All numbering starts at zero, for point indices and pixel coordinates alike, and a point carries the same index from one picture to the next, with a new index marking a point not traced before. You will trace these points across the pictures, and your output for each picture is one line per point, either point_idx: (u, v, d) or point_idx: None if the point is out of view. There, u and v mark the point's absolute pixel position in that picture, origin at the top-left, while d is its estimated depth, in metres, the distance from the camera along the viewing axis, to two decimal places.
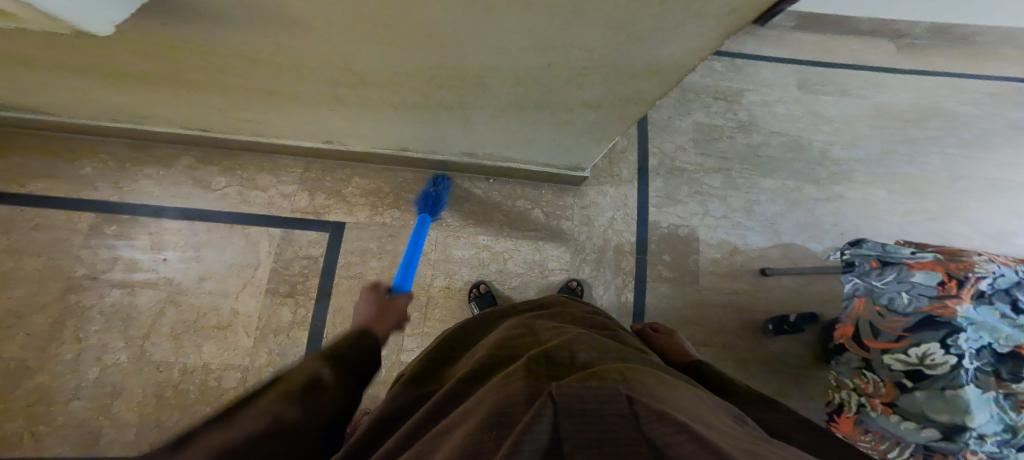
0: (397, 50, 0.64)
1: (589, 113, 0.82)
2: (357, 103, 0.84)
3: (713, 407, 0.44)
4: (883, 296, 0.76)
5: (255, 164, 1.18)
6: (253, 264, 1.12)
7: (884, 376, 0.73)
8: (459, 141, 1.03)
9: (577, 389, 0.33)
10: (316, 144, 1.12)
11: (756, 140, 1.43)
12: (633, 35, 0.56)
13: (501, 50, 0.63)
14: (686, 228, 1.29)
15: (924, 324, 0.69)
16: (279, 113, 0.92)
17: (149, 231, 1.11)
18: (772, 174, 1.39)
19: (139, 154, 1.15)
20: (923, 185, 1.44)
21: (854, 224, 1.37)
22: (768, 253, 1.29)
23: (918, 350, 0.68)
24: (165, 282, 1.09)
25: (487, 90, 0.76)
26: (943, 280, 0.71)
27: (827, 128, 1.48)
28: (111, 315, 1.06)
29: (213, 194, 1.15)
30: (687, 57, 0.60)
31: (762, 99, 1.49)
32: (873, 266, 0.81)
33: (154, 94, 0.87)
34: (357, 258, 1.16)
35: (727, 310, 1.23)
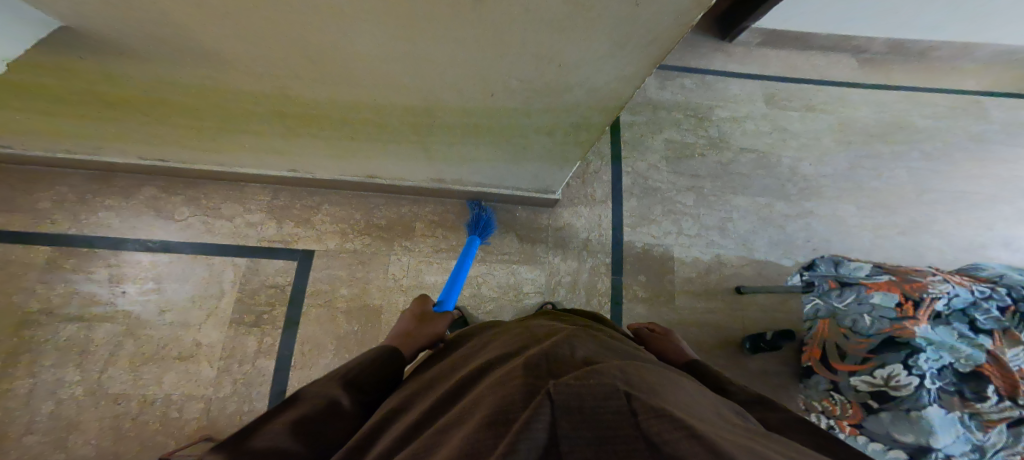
0: (341, 82, 0.65)
1: (544, 141, 0.82)
2: (309, 135, 0.84)
3: (716, 408, 0.47)
4: (846, 317, 0.82)
5: (220, 192, 1.17)
6: (216, 295, 1.10)
7: (851, 397, 0.81)
8: (425, 170, 1.02)
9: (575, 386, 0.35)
10: (282, 173, 1.11)
11: (727, 157, 1.44)
12: (566, 63, 0.57)
13: (450, 86, 0.65)
14: (661, 248, 1.28)
15: (887, 345, 0.75)
16: (238, 144, 0.91)
17: (109, 264, 1.09)
18: (744, 191, 1.39)
19: (100, 185, 1.13)
20: (894, 199, 1.45)
21: (828, 239, 1.37)
22: (743, 271, 1.29)
23: (884, 372, 0.75)
24: (124, 315, 1.06)
25: (438, 120, 0.76)
26: (900, 301, 0.77)
27: (797, 143, 1.49)
28: (68, 349, 1.02)
29: (176, 225, 1.14)
30: (623, 84, 0.62)
31: (731, 115, 1.50)
32: (832, 286, 0.88)
33: (107, 127, 0.86)
34: (324, 286, 1.13)
35: (704, 329, 1.21)
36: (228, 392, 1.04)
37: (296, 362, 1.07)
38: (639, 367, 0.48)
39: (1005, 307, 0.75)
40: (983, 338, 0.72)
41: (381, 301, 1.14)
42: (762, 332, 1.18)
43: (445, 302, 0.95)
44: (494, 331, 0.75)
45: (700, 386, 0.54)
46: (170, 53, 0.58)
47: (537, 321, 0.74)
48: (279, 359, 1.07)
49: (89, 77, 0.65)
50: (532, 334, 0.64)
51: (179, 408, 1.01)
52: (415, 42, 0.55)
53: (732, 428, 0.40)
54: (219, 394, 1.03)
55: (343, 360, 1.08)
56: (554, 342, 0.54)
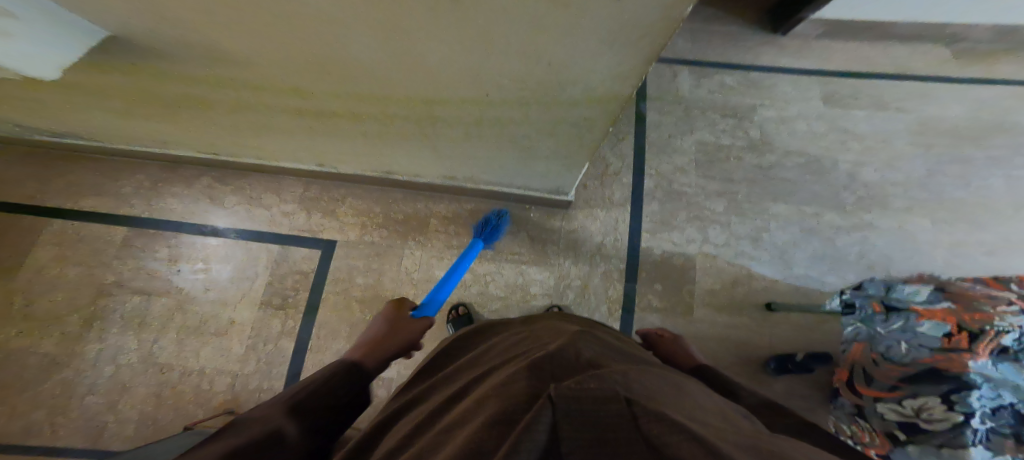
0: (343, 79, 0.67)
1: (547, 141, 0.82)
2: (327, 131, 0.89)
3: (725, 416, 0.44)
4: (882, 343, 0.75)
5: (261, 183, 1.26)
6: (251, 278, 1.18)
7: (876, 425, 0.75)
8: (435, 166, 1.06)
9: (576, 390, 0.32)
10: (311, 167, 1.18)
11: (768, 161, 1.34)
12: (555, 62, 0.56)
13: (447, 87, 0.66)
14: (682, 256, 1.22)
15: (923, 377, 0.69)
16: (272, 139, 0.98)
17: (170, 244, 1.20)
18: (787, 199, 1.30)
19: (169, 175, 1.25)
20: (978, 213, 1.29)
21: (888, 254, 1.25)
22: (777, 285, 1.20)
23: (914, 403, 0.69)
24: (174, 292, 1.16)
25: (439, 120, 0.78)
26: (952, 332, 0.69)
27: (859, 145, 1.37)
28: (129, 318, 1.14)
29: (225, 212, 1.23)
30: (618, 84, 0.59)
31: (779, 115, 1.40)
32: (877, 310, 0.78)
33: (160, 120, 0.94)
34: (343, 275, 1.19)
35: (724, 345, 1.15)
36: (252, 369, 1.12)
37: (313, 345, 1.13)
38: (644, 374, 0.45)
39: None
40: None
41: (393, 292, 1.18)
42: (791, 353, 1.11)
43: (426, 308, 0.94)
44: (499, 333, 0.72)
45: (700, 390, 0.51)
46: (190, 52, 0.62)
47: (542, 322, 0.72)
48: (299, 341, 1.14)
49: (126, 72, 0.71)
50: (530, 337, 0.62)
51: (210, 380, 1.10)
52: (404, 44, 0.56)
53: (742, 433, 0.37)
54: (244, 370, 1.11)
55: None
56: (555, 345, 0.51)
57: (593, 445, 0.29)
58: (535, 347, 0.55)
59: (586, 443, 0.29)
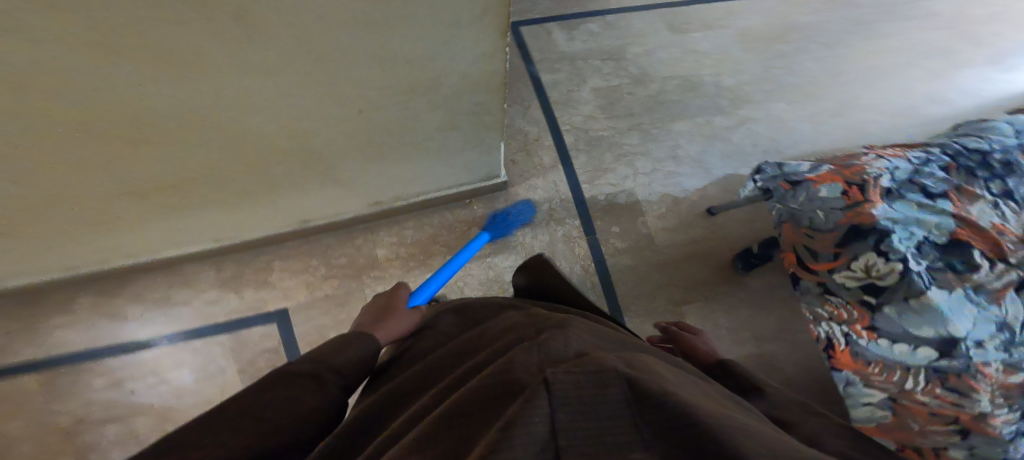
0: (190, 124, 0.60)
1: (452, 137, 0.80)
2: (203, 195, 0.80)
3: (732, 403, 0.40)
4: (803, 217, 0.75)
5: (158, 279, 1.11)
6: (219, 371, 1.07)
7: (846, 298, 0.71)
8: (352, 198, 1.01)
9: (576, 378, 0.29)
10: (209, 245, 1.09)
11: (654, 89, 1.35)
12: (415, 56, 0.55)
13: (301, 107, 0.62)
14: (624, 194, 1.23)
15: (852, 236, 0.70)
16: (155, 227, 0.87)
17: (102, 371, 1.04)
18: (682, 116, 1.32)
19: (34, 305, 1.05)
20: (810, 89, 1.40)
21: (773, 139, 1.31)
22: (707, 192, 1.24)
23: (861, 264, 0.69)
24: (149, 410, 1.03)
25: (323, 151, 0.75)
26: (846, 189, 0.72)
27: (711, 61, 1.40)
28: (120, 444, 1.00)
29: (134, 323, 1.08)
30: (488, 65, 0.58)
31: (643, 49, 1.40)
32: (786, 188, 0.77)
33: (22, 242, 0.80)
34: (313, 337, 1.12)
35: (694, 262, 1.18)
36: None
37: None
38: (647, 357, 0.41)
39: (946, 165, 0.77)
40: (942, 203, 0.72)
41: None
42: (749, 247, 1.13)
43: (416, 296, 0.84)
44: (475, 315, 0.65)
45: (703, 380, 0.46)
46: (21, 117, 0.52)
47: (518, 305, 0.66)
48: None
49: None
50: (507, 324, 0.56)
51: None
52: (248, 58, 0.52)
53: (750, 420, 0.34)
54: None
55: None
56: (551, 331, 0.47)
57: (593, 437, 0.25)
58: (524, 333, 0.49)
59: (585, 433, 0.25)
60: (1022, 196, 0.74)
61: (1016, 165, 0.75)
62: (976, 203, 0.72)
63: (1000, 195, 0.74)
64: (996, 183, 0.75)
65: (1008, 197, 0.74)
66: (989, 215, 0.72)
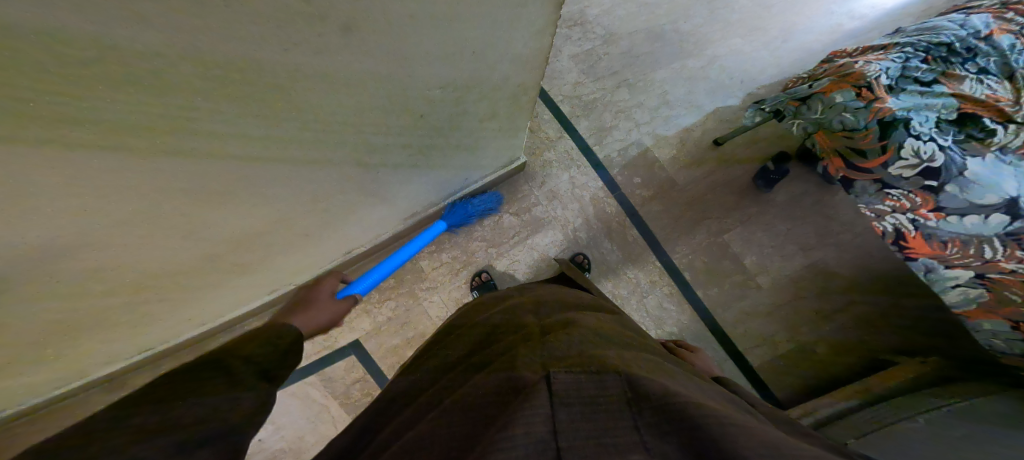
0: (277, 164, 0.62)
1: (490, 124, 0.83)
2: (281, 234, 0.83)
3: (702, 390, 0.53)
4: (833, 123, 0.85)
5: (233, 340, 1.11)
6: (324, 408, 1.08)
7: (908, 186, 0.81)
8: (393, 214, 1.03)
9: (576, 382, 0.42)
10: (264, 297, 1.07)
11: (626, 46, 1.39)
12: (478, 48, 0.58)
13: (371, 120, 0.64)
14: (634, 145, 1.30)
15: (888, 128, 0.80)
16: (220, 285, 0.90)
17: None
18: (660, 64, 1.38)
19: (130, 389, 1.06)
20: (757, 20, 1.42)
21: (747, 68, 1.38)
22: (707, 125, 1.33)
23: (909, 151, 0.79)
24: (281, 454, 1.03)
25: (384, 162, 0.77)
26: (857, 91, 0.81)
27: (663, 10, 1.41)
28: None
29: None
30: (539, 39, 0.61)
31: (601, 9, 1.41)
32: (798, 105, 0.90)
33: (113, 324, 0.83)
34: (394, 357, 1.12)
35: (716, 189, 1.27)
36: None
37: None
38: (634, 357, 0.53)
39: (925, 58, 0.85)
40: (939, 87, 0.82)
41: None
42: (766, 166, 1.23)
43: (354, 285, 0.77)
44: (489, 309, 0.76)
45: (689, 374, 0.57)
46: (151, 188, 0.53)
47: (524, 300, 0.76)
48: None
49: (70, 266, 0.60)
50: (518, 321, 0.66)
51: None
52: (338, 94, 0.54)
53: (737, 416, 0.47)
54: None
55: None
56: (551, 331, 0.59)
57: (593, 439, 0.38)
58: (528, 332, 0.60)
59: (584, 435, 0.39)
60: (998, 69, 0.84)
61: (980, 47, 0.84)
62: (964, 83, 0.82)
63: (979, 73, 0.83)
64: (971, 63, 0.84)
65: (986, 73, 0.83)
66: (979, 88, 0.81)
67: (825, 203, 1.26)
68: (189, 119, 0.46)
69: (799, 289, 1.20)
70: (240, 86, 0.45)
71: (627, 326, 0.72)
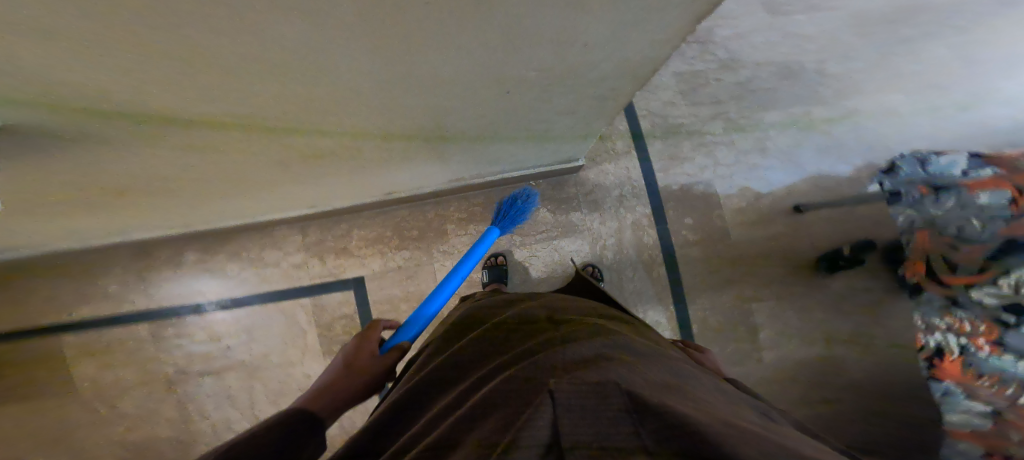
0: (337, 109, 0.58)
1: (566, 119, 0.77)
2: (337, 164, 0.80)
3: (726, 403, 0.49)
4: (950, 225, 0.78)
5: (255, 241, 1.10)
6: (302, 334, 1.08)
7: (980, 314, 0.74)
8: (441, 174, 0.98)
9: (577, 390, 0.39)
10: (302, 212, 1.04)
11: (745, 76, 1.24)
12: (591, 42, 0.50)
13: (461, 86, 0.58)
14: (701, 185, 1.20)
15: (1010, 249, 0.69)
16: (253, 192, 0.86)
17: (202, 326, 1.08)
18: (774, 106, 1.23)
19: (149, 260, 1.08)
20: (940, 76, 1.23)
21: (882, 135, 1.21)
22: (797, 187, 1.20)
23: (1010, 280, 0.69)
24: (240, 366, 1.07)
25: (450, 126, 0.71)
26: (1013, 197, 0.70)
27: (813, 45, 1.25)
28: (216, 395, 1.06)
29: (234, 281, 1.09)
30: (657, 48, 0.54)
31: (734, 31, 1.26)
32: (924, 193, 0.83)
33: (140, 206, 0.82)
34: (387, 306, 1.10)
35: (768, 258, 1.18)
36: None
37: None
38: (651, 368, 0.49)
39: None
40: None
41: None
42: (840, 249, 1.14)
43: (403, 331, 0.71)
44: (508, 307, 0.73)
45: (712, 389, 0.53)
46: (207, 109, 0.50)
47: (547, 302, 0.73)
48: None
49: (114, 158, 0.60)
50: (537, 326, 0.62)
51: None
52: (422, 63, 0.49)
53: (763, 427, 0.42)
54: None
55: None
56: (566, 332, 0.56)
57: (594, 442, 0.35)
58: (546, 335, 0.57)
59: None
60: None
61: None
62: None
63: None
64: None
65: None
66: None
67: (888, 311, 1.14)
68: (247, 65, 0.42)
69: (811, 383, 1.12)
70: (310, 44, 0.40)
71: (650, 338, 0.68)
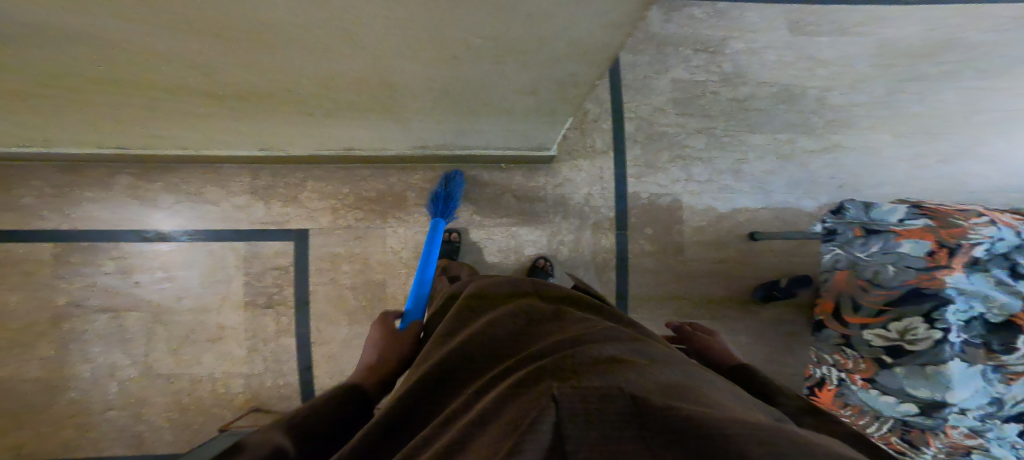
0: (248, 57, 0.52)
1: (528, 100, 0.74)
2: (273, 111, 0.72)
3: (735, 403, 0.46)
4: (869, 269, 0.80)
5: (199, 175, 1.03)
6: (225, 281, 1.05)
7: (865, 353, 0.80)
8: (402, 137, 0.94)
9: (580, 393, 0.36)
10: (250, 152, 0.96)
11: (744, 93, 1.20)
12: (535, 12, 0.48)
13: (398, 49, 0.54)
14: (669, 198, 1.19)
15: (909, 297, 0.73)
16: (186, 130, 0.79)
17: (113, 256, 1.02)
18: (761, 128, 1.20)
19: (73, 178, 0.99)
20: (934, 123, 1.21)
21: (855, 175, 1.22)
22: (758, 215, 1.19)
23: (899, 326, 0.74)
24: (144, 304, 1.03)
25: (401, 90, 0.68)
26: (932, 250, 0.72)
27: (825, 72, 1.20)
28: (107, 337, 1.02)
29: (163, 215, 1.03)
30: (608, 33, 0.52)
31: (747, 46, 1.19)
32: (858, 235, 0.84)
33: (41, 120, 0.71)
34: (327, 264, 1.08)
35: (715, 280, 1.18)
36: (261, 368, 1.06)
37: (316, 336, 1.07)
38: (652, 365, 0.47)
39: None
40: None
41: (386, 275, 1.10)
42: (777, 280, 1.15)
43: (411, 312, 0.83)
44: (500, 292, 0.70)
45: (713, 382, 0.52)
46: (108, 38, 0.45)
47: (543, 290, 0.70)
48: (301, 338, 1.07)
49: None
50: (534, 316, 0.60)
51: (223, 384, 1.06)
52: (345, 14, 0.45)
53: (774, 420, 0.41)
54: (256, 369, 1.06)
55: (360, 332, 1.09)
56: (570, 330, 0.53)
57: (598, 443, 0.33)
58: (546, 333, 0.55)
59: (593, 440, 0.32)
60: None
61: None
62: None
63: None
64: None
65: None
66: None
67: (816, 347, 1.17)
68: None
69: None
70: None
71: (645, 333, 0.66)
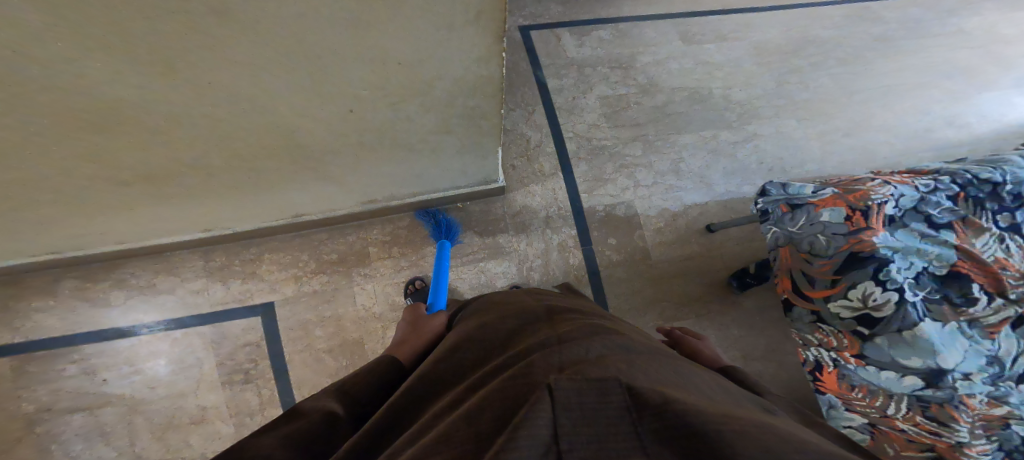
0: (143, 135, 0.55)
1: (448, 139, 0.77)
2: (188, 193, 0.76)
3: (734, 405, 0.42)
4: (803, 242, 0.74)
5: (148, 267, 1.07)
6: (195, 365, 1.05)
7: (839, 326, 0.72)
8: (346, 195, 0.97)
9: (576, 384, 0.31)
10: (195, 235, 1.02)
11: (662, 100, 1.29)
12: (405, 61, 0.51)
13: (290, 109, 0.57)
14: (623, 206, 1.20)
15: (851, 263, 0.70)
16: (132, 220, 0.84)
17: (73, 360, 1.02)
18: (687, 128, 1.27)
19: (18, 289, 1.03)
20: (825, 106, 1.32)
21: (778, 159, 1.26)
22: (708, 208, 1.22)
23: (858, 293, 0.69)
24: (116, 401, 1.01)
25: (319, 148, 0.70)
26: (849, 214, 0.72)
27: (722, 73, 1.32)
28: (87, 431, 0.99)
29: (116, 310, 1.05)
30: (483, 67, 0.56)
31: (653, 58, 1.32)
32: (784, 211, 0.78)
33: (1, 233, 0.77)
34: (297, 332, 1.08)
35: (687, 278, 1.17)
36: None
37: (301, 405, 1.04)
38: (653, 362, 0.43)
39: (955, 195, 0.76)
40: (945, 234, 0.73)
41: (359, 334, 1.09)
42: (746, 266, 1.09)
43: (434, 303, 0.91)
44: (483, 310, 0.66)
45: (713, 385, 0.48)
46: None
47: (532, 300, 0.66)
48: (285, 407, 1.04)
49: None
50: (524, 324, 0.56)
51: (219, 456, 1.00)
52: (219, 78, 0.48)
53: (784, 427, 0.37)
54: None
55: None
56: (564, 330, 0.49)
57: (594, 442, 0.28)
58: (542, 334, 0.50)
59: (588, 438, 0.28)
60: None
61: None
62: (980, 236, 0.74)
63: (1006, 229, 0.74)
64: (1004, 215, 0.75)
65: (1015, 232, 0.74)
66: (991, 248, 0.73)
67: None
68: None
69: None
70: (57, 48, 0.39)
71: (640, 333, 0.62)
